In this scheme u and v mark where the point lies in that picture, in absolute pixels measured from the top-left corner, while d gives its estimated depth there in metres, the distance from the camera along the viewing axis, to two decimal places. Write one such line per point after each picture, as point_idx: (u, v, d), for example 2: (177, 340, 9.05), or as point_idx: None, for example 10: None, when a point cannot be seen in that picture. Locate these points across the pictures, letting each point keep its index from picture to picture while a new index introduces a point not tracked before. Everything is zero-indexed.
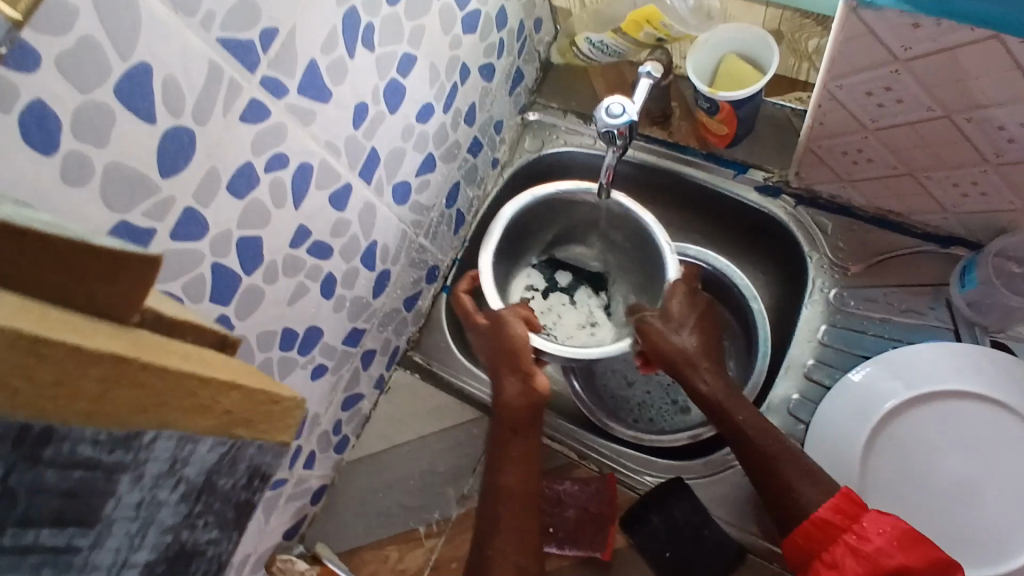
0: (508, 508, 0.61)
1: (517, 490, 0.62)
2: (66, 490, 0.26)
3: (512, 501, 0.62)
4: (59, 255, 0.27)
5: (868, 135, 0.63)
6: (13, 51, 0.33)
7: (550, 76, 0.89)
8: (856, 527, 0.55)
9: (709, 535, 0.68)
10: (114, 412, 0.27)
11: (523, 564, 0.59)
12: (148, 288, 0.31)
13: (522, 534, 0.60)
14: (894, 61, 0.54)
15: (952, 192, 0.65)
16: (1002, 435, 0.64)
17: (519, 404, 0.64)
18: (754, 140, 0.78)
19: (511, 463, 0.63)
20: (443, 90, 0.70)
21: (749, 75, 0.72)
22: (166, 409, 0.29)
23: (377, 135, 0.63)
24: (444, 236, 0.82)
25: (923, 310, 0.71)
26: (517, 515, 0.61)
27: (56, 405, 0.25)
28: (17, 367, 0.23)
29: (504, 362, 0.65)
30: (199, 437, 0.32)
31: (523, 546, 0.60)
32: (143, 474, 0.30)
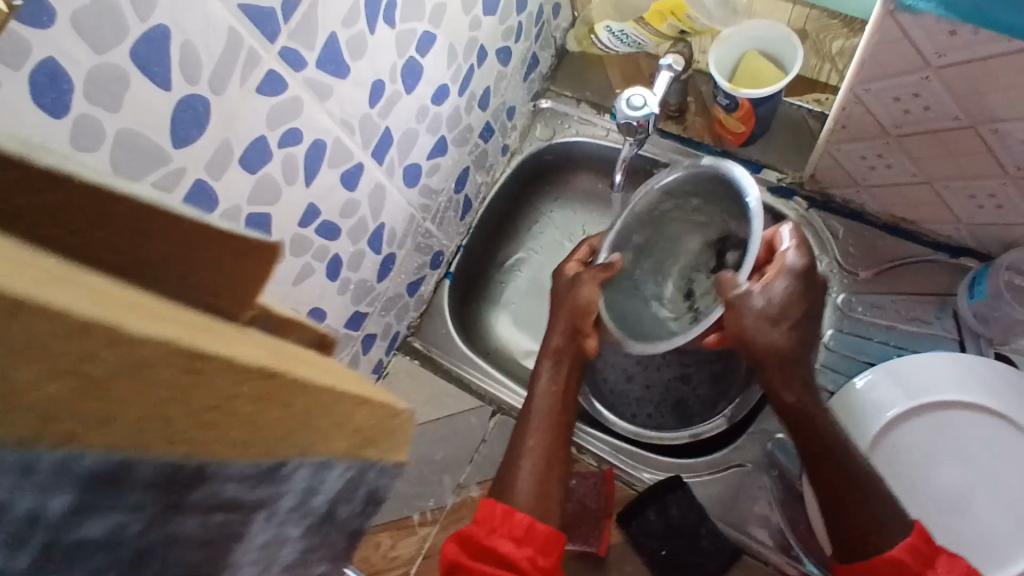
0: (540, 430, 0.63)
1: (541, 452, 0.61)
2: (203, 543, 0.23)
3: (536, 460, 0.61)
4: (176, 236, 0.26)
5: (890, 141, 0.62)
6: (27, 5, 0.31)
7: (565, 64, 0.87)
8: (932, 570, 0.53)
9: (705, 534, 0.67)
10: (265, 436, 0.24)
11: (549, 483, 0.59)
12: (261, 284, 0.29)
13: (541, 481, 0.59)
14: (926, 68, 0.53)
15: (968, 204, 0.64)
16: (1003, 449, 0.63)
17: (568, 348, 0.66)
18: (769, 139, 0.77)
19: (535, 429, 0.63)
20: (460, 71, 0.68)
21: (769, 74, 0.71)
22: (311, 432, 0.27)
23: (392, 115, 0.61)
24: (451, 221, 0.80)
25: (929, 319, 0.71)
26: (550, 442, 0.62)
27: (208, 437, 0.21)
28: (172, 391, 0.20)
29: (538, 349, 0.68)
30: (333, 462, 0.29)
31: (549, 467, 0.60)
32: (277, 510, 0.26)
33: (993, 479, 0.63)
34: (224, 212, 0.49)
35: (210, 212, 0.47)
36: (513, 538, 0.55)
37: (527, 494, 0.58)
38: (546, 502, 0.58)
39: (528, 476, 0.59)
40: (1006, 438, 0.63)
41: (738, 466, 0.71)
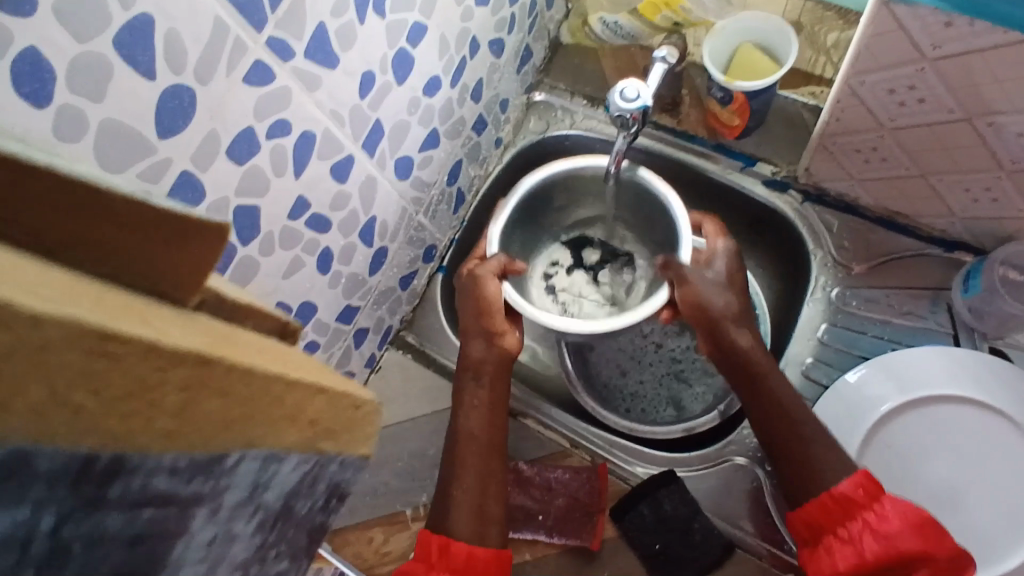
0: (472, 454, 0.62)
1: (482, 438, 0.63)
2: (134, 534, 0.23)
3: (476, 447, 0.62)
4: (119, 218, 0.26)
5: (885, 134, 0.61)
6: None
7: (559, 56, 0.87)
8: (876, 506, 0.54)
9: (698, 528, 0.67)
10: (204, 424, 0.24)
11: (484, 507, 0.60)
12: (207, 272, 0.29)
13: (483, 477, 0.61)
14: (921, 60, 0.52)
15: (963, 197, 0.64)
16: (996, 444, 0.63)
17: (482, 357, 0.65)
18: (764, 132, 0.77)
19: (474, 412, 0.64)
20: (452, 63, 0.68)
21: (764, 66, 0.70)
22: (254, 422, 0.27)
23: (383, 106, 0.61)
24: (444, 214, 0.80)
25: (923, 314, 0.71)
26: (483, 459, 0.62)
27: (138, 425, 0.22)
28: (92, 378, 0.20)
29: (474, 322, 0.66)
30: (284, 454, 0.29)
31: (484, 489, 0.60)
32: (221, 507, 0.26)
33: (987, 474, 0.63)
34: (213, 204, 0.48)
35: (198, 205, 0.47)
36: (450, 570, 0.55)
37: (467, 525, 0.58)
38: (485, 526, 0.59)
39: (466, 507, 0.59)
40: (1000, 434, 0.63)
41: (733, 461, 0.70)
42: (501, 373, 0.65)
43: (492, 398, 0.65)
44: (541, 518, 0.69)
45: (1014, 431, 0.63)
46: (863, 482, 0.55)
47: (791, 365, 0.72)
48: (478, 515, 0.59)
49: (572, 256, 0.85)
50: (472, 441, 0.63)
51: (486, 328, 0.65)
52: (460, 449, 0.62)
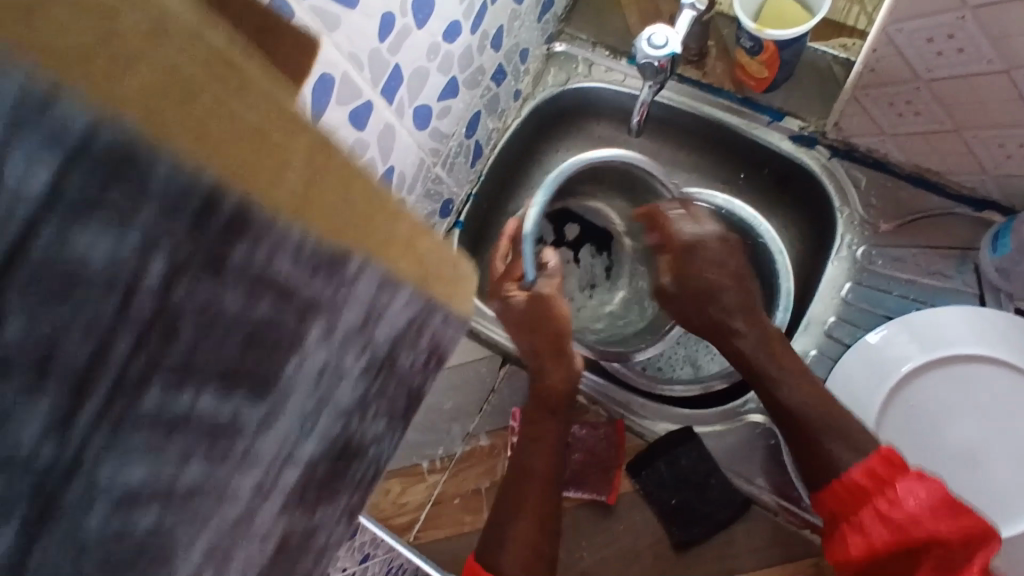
0: (531, 492, 0.61)
1: (542, 472, 0.62)
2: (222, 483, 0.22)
3: (535, 482, 0.62)
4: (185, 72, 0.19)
5: (920, 86, 0.59)
6: None
7: (581, 5, 0.84)
8: (889, 492, 0.55)
9: (715, 484, 0.67)
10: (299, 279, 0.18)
11: (540, 546, 0.59)
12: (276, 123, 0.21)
13: (543, 515, 0.61)
14: (962, 8, 0.50)
15: (997, 153, 0.62)
16: (1016, 407, 0.63)
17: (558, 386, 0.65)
18: (792, 85, 0.75)
19: (536, 446, 0.64)
20: (473, 8, 0.66)
21: (790, 14, 0.69)
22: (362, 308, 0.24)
23: (402, 52, 0.59)
24: (461, 167, 0.78)
25: (949, 273, 0.69)
26: (542, 494, 0.62)
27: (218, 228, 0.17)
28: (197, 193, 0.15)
29: (541, 349, 0.65)
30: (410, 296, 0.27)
31: (542, 527, 0.60)
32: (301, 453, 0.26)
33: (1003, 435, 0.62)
34: None
35: None
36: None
37: (515, 567, 0.58)
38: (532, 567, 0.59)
39: (519, 550, 0.59)
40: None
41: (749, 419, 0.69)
42: (570, 407, 0.66)
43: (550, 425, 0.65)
44: None
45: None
46: (878, 465, 0.56)
47: (812, 324, 0.71)
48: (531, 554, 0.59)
49: (555, 232, 0.84)
50: (531, 475, 0.62)
51: (559, 355, 0.65)
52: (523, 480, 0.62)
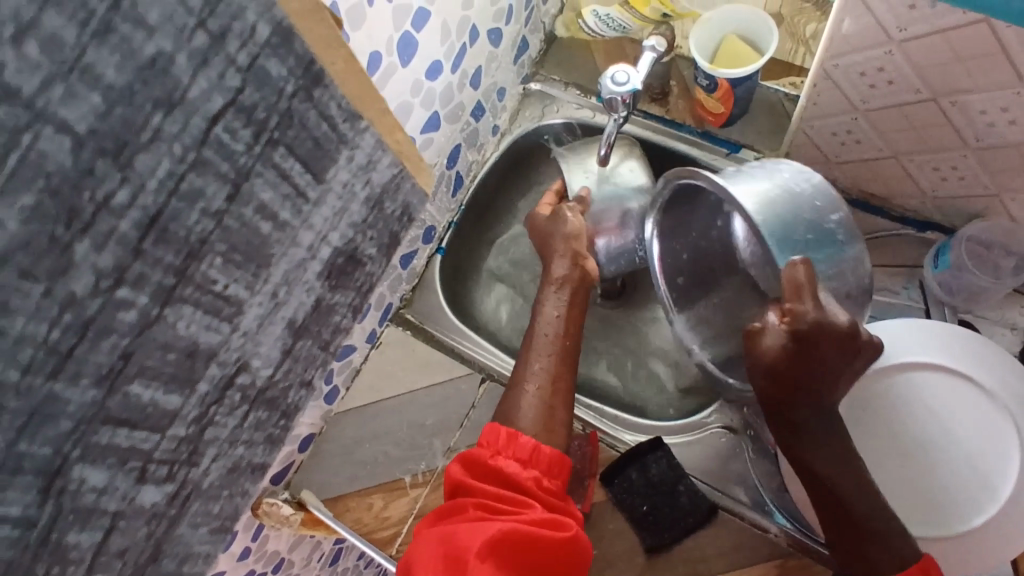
0: (546, 343, 0.68)
1: (558, 331, 0.69)
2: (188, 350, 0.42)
3: (556, 348, 0.68)
4: None
5: (858, 115, 0.66)
6: None
7: (554, 48, 0.91)
8: None
9: (684, 490, 0.70)
10: None
11: (553, 411, 0.64)
12: None
13: (549, 405, 0.64)
14: (889, 42, 0.56)
15: (933, 175, 0.67)
16: (976, 416, 0.66)
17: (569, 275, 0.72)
18: (748, 119, 0.81)
19: (557, 313, 0.70)
20: (453, 49, 0.72)
21: (745, 55, 0.75)
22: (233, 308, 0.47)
23: (389, 86, 0.65)
24: (443, 197, 0.84)
25: (897, 289, 0.75)
26: (554, 363, 0.67)
27: None
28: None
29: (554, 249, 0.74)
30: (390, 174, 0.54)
31: (554, 389, 0.65)
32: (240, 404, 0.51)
33: (964, 444, 0.65)
34: None
35: None
36: (517, 460, 0.59)
37: (531, 418, 0.63)
38: (550, 421, 0.63)
39: (533, 402, 0.64)
40: (972, 399, 0.66)
41: (715, 428, 0.75)
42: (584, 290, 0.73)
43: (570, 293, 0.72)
44: None
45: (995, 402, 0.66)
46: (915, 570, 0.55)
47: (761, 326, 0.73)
48: (550, 414, 0.63)
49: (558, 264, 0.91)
50: (547, 339, 0.69)
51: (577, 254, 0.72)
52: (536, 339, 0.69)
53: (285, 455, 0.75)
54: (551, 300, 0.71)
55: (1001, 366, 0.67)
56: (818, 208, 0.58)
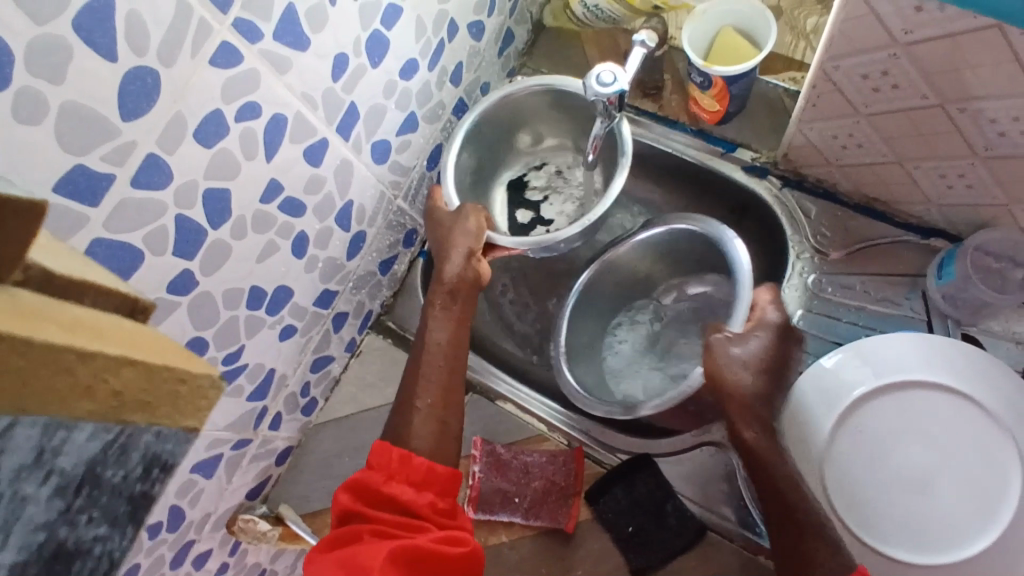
0: (433, 364, 0.65)
1: (448, 343, 0.66)
2: None
3: (441, 357, 0.65)
4: None
5: (861, 120, 0.61)
6: None
7: (542, 39, 0.86)
8: None
9: (672, 510, 0.68)
10: None
11: (446, 423, 0.62)
12: None
13: (440, 421, 0.62)
14: (894, 45, 0.52)
15: (939, 183, 0.63)
16: (965, 428, 0.63)
17: (458, 279, 0.67)
18: (744, 117, 0.77)
19: (444, 323, 0.67)
20: (429, 46, 0.68)
21: (743, 49, 0.70)
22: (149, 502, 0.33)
23: (358, 90, 0.61)
24: (424, 199, 0.80)
25: (898, 300, 0.71)
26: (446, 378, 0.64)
27: None
28: None
29: (444, 247, 0.68)
30: (73, 424, 0.25)
31: (445, 403, 0.63)
32: None
33: (951, 459, 0.63)
34: (181, 186, 0.49)
35: (165, 187, 0.48)
36: (411, 484, 0.56)
37: (425, 439, 0.60)
38: (442, 440, 0.61)
39: (425, 416, 0.62)
40: (974, 421, 0.63)
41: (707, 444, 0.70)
42: (473, 293, 0.68)
43: (455, 309, 0.67)
44: (518, 501, 0.71)
45: (984, 415, 0.63)
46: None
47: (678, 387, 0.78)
48: (440, 428, 0.61)
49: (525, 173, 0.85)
50: (438, 348, 0.66)
51: (467, 249, 0.67)
52: (422, 363, 0.65)
53: (259, 471, 0.72)
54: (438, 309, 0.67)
55: (993, 379, 0.64)
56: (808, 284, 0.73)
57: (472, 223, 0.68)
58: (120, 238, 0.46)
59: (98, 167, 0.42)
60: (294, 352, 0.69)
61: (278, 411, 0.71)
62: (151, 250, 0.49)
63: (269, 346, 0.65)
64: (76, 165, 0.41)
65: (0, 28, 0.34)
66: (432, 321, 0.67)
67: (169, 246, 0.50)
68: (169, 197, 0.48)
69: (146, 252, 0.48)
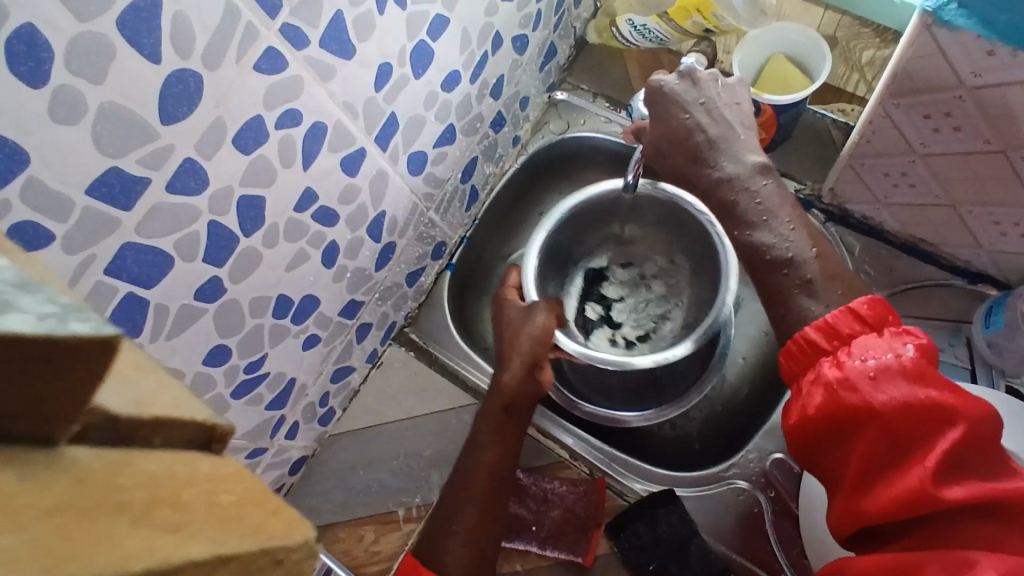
0: (477, 487, 0.61)
1: (491, 467, 0.62)
2: None
3: (480, 479, 0.61)
4: None
5: (916, 160, 0.59)
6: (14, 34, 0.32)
7: (584, 55, 0.85)
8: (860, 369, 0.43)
9: (695, 550, 0.65)
10: None
11: (484, 552, 0.59)
12: None
13: (475, 550, 0.59)
14: (960, 87, 0.50)
15: (992, 229, 0.61)
16: None
17: (520, 389, 0.64)
18: (790, 148, 0.75)
19: (488, 441, 0.63)
20: (473, 58, 0.66)
21: (795, 78, 0.68)
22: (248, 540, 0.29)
23: (399, 100, 0.60)
24: (456, 212, 0.78)
25: (941, 346, 0.69)
26: (486, 497, 0.61)
27: None
28: None
29: (507, 353, 0.66)
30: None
31: (484, 531, 0.60)
32: None
33: None
34: (216, 192, 0.47)
35: (199, 192, 0.46)
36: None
37: (458, 564, 0.58)
38: (476, 568, 0.58)
39: (459, 546, 0.58)
40: None
41: (733, 484, 0.69)
42: (530, 406, 0.65)
43: (507, 431, 0.64)
44: (535, 529, 0.69)
45: None
46: (863, 314, 0.45)
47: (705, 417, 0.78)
48: (473, 557, 0.58)
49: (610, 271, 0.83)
50: (481, 470, 0.62)
51: (535, 357, 0.65)
52: (468, 485, 0.61)
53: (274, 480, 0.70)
54: (485, 430, 0.64)
55: None
56: None
57: (539, 322, 0.65)
58: (150, 242, 0.44)
59: (134, 171, 0.41)
60: (316, 362, 0.68)
61: (295, 420, 0.69)
62: (181, 254, 0.47)
63: (292, 355, 0.64)
64: (112, 167, 0.40)
65: (45, 26, 0.33)
66: (478, 438, 0.64)
67: (199, 252, 0.48)
68: (203, 202, 0.47)
69: (177, 256, 0.47)
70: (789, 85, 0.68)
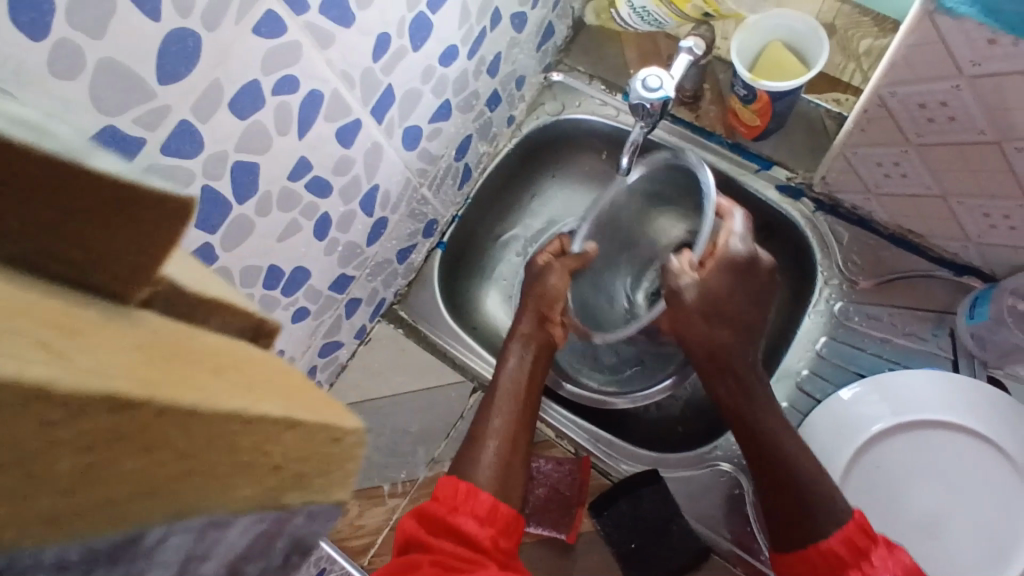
0: (508, 404, 0.64)
1: (518, 392, 0.65)
2: None
3: (509, 405, 0.63)
4: None
5: (910, 149, 0.60)
6: None
7: (581, 36, 0.85)
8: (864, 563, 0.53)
9: (676, 530, 0.67)
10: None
11: (511, 467, 0.59)
12: None
13: (504, 468, 0.58)
14: (958, 76, 0.50)
15: (980, 221, 0.62)
16: (982, 474, 0.62)
17: (535, 334, 0.69)
18: (783, 136, 0.75)
19: (513, 370, 0.66)
20: (472, 33, 0.66)
21: (791, 68, 0.69)
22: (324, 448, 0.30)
23: (396, 71, 0.59)
24: (448, 189, 0.78)
25: (925, 335, 0.70)
26: (515, 416, 0.63)
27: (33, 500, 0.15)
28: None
29: (530, 300, 0.71)
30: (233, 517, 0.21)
31: (513, 446, 0.61)
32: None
33: (968, 504, 0.62)
34: (211, 157, 0.47)
35: (194, 156, 0.45)
36: (476, 517, 0.53)
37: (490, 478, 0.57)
38: (507, 482, 0.58)
39: (491, 458, 0.59)
40: (993, 467, 0.62)
41: (717, 466, 0.69)
42: (550, 345, 0.69)
43: (529, 363, 0.67)
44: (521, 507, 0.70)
45: (1004, 462, 0.62)
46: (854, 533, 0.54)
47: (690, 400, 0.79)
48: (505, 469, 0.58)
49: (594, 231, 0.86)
50: (508, 396, 0.64)
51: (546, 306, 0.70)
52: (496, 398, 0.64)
53: None
54: (509, 367, 0.66)
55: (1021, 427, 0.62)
56: (838, 311, 0.72)
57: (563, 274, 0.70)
58: None
59: (129, 130, 0.40)
60: (305, 335, 0.68)
61: None
62: None
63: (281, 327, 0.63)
64: (107, 126, 0.39)
65: None
66: (505, 367, 0.67)
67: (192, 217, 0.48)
68: (197, 166, 0.46)
69: None
70: (788, 72, 0.68)
